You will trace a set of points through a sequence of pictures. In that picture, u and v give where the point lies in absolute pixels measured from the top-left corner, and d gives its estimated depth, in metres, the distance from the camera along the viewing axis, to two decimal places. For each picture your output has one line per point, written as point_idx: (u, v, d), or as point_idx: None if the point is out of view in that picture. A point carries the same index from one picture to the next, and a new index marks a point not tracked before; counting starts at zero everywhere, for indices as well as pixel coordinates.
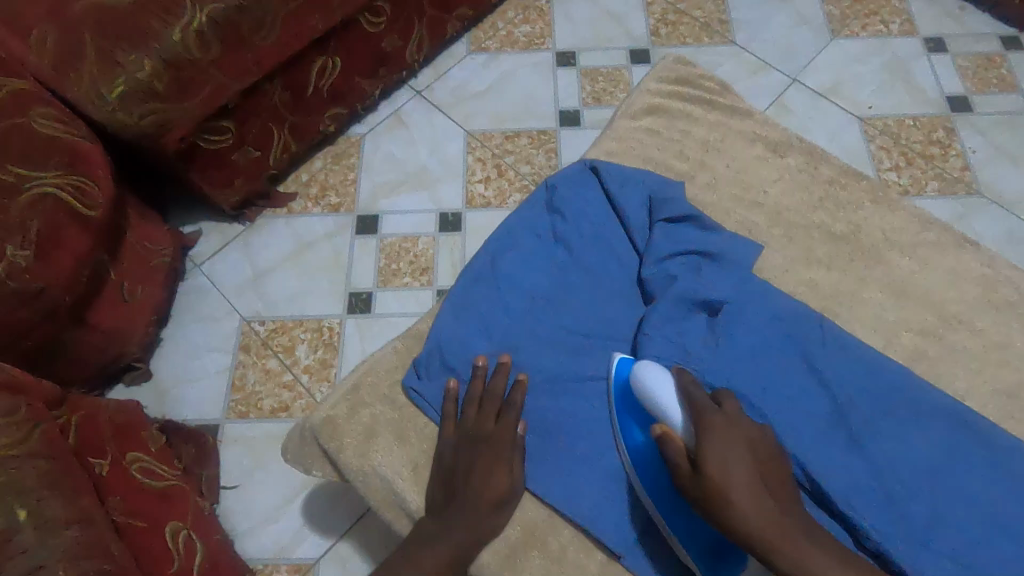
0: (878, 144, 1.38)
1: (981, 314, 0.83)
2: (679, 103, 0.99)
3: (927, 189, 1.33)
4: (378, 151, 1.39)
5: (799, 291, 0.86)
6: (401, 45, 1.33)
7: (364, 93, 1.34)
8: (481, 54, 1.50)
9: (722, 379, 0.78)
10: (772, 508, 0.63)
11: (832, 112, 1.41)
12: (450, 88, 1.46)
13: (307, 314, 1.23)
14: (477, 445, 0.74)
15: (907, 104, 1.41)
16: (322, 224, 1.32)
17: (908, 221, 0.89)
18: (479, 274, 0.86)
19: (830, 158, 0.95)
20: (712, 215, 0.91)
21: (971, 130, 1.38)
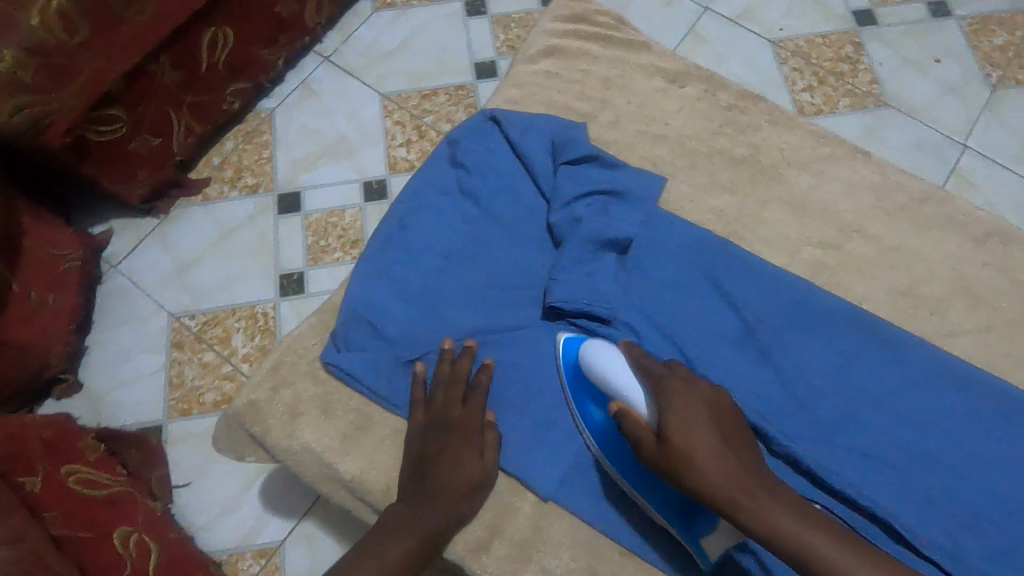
0: (791, 65, 1.44)
1: (875, 220, 0.87)
2: (576, 42, 0.97)
3: (840, 106, 1.40)
4: (292, 124, 1.33)
5: (705, 219, 0.87)
6: (298, 9, 1.25)
7: (267, 64, 1.26)
8: (388, 11, 1.43)
9: (635, 313, 0.80)
10: (736, 470, 0.63)
11: (744, 37, 1.47)
12: (360, 49, 1.39)
13: (238, 301, 1.19)
14: (446, 432, 0.73)
15: (816, 23, 1.46)
16: (242, 207, 1.26)
17: (803, 138, 0.92)
18: (388, 238, 0.85)
19: (729, 83, 0.95)
20: (616, 153, 0.90)
21: (880, 43, 1.44)
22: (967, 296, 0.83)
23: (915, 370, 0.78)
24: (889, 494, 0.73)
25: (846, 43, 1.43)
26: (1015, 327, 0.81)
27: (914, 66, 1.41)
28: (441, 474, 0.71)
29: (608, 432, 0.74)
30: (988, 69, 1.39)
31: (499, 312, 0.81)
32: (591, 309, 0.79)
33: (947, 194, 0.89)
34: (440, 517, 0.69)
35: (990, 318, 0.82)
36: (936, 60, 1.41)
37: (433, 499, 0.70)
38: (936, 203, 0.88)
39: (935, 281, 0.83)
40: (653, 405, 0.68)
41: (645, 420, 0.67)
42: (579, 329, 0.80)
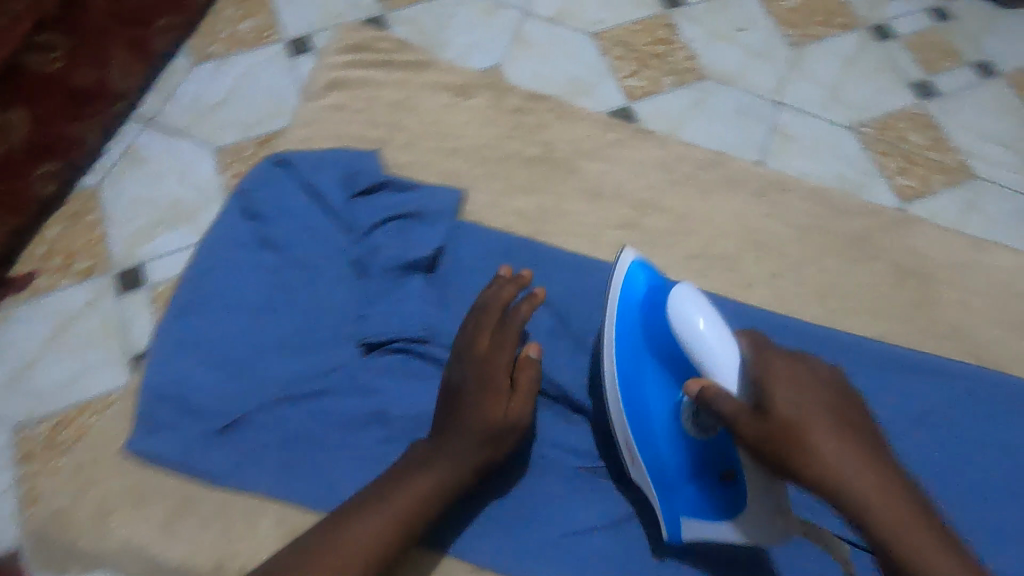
0: (614, 55, 1.60)
1: (665, 193, 0.92)
2: (358, 71, 0.97)
3: (666, 84, 1.57)
4: (118, 196, 1.13)
5: (508, 222, 0.89)
6: (101, 76, 1.09)
7: (81, 142, 1.10)
8: (207, 62, 1.26)
9: (456, 323, 0.80)
10: (877, 483, 0.52)
11: (567, 37, 1.61)
12: (184, 107, 1.21)
13: (88, 396, 0.97)
14: (460, 391, 0.69)
15: (628, 14, 1.66)
16: (78, 292, 1.05)
17: (590, 128, 0.96)
18: (185, 305, 0.81)
19: (515, 87, 0.98)
20: (414, 174, 0.91)
21: (687, 22, 1.66)
22: (755, 248, 0.89)
23: (783, 336, 0.82)
24: None
25: (658, 28, 1.63)
26: (799, 269, 0.88)
27: (722, 37, 1.64)
28: (484, 418, 0.68)
29: (671, 431, 0.63)
30: (788, 31, 1.66)
31: (312, 357, 0.79)
32: (403, 333, 0.78)
33: (727, 156, 0.95)
34: (432, 493, 0.65)
35: (778, 265, 0.88)
36: (738, 31, 1.64)
37: (441, 470, 0.66)
38: (717, 168, 0.94)
39: (726, 240, 0.89)
40: (756, 392, 0.55)
41: (745, 402, 0.55)
42: (397, 356, 0.79)
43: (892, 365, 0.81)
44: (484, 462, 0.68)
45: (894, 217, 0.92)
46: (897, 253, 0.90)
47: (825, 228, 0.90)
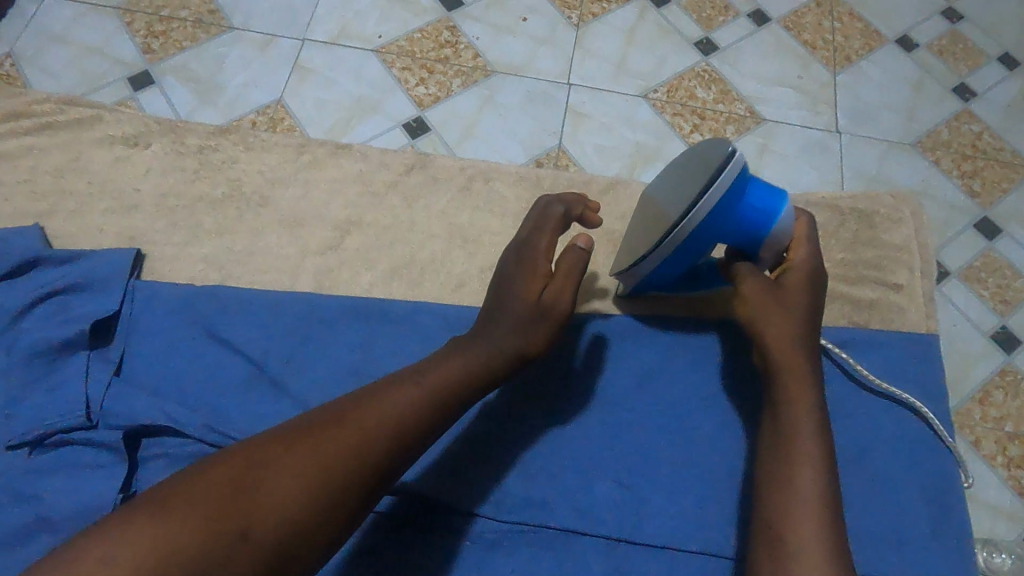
0: (399, 66, 1.50)
1: (366, 208, 0.87)
2: (16, 141, 0.88)
3: (456, 87, 1.49)
4: None
5: (196, 272, 0.82)
6: None
7: None
8: None
9: (124, 400, 0.72)
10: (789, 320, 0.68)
11: (345, 54, 1.50)
12: None
13: None
14: (519, 266, 0.74)
15: (409, 21, 1.56)
16: None
17: (282, 154, 0.90)
18: None
19: (195, 126, 0.91)
20: (84, 242, 0.83)
21: (470, 21, 1.56)
22: (464, 244, 0.86)
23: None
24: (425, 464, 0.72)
25: (442, 30, 1.54)
26: None
27: (507, 30, 1.54)
28: (516, 300, 0.71)
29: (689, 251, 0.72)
30: (568, 12, 1.55)
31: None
32: (63, 423, 0.70)
33: (430, 156, 0.91)
34: (452, 383, 0.64)
35: (490, 257, 0.85)
36: (523, 20, 1.55)
37: (456, 364, 0.65)
38: (421, 169, 0.90)
39: (434, 242, 0.85)
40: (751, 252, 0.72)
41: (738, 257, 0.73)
42: (61, 450, 0.70)
43: (608, 339, 0.81)
44: (508, 360, 0.68)
45: (602, 185, 0.92)
46: (607, 222, 0.90)
47: None
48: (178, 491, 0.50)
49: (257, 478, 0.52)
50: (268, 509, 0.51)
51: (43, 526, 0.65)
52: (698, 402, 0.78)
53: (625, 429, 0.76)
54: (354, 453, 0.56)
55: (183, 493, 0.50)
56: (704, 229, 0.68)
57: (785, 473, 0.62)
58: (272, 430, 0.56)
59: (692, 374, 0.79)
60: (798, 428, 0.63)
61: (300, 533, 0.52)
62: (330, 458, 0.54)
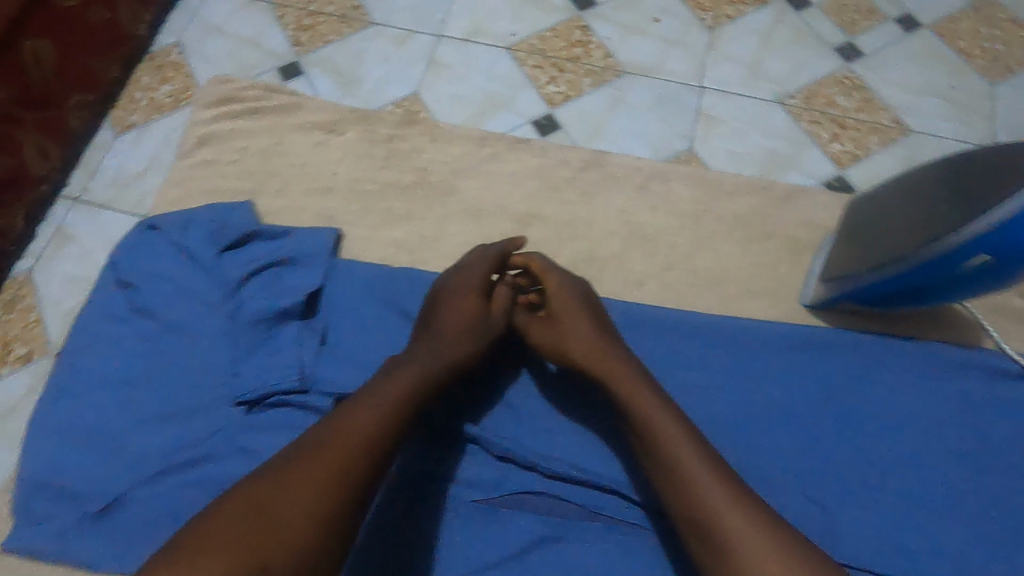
0: (531, 65, 1.45)
1: (546, 202, 0.89)
2: (227, 123, 0.96)
3: (586, 87, 1.42)
4: (53, 277, 1.21)
5: (388, 254, 0.87)
6: (6, 164, 1.15)
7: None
8: (129, 133, 1.33)
9: (334, 369, 0.78)
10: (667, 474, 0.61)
11: (479, 52, 1.46)
12: (107, 181, 1.28)
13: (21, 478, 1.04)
14: (427, 325, 0.73)
15: (542, 20, 1.51)
16: (13, 382, 1.14)
17: (465, 146, 0.93)
18: (64, 385, 0.80)
19: (385, 116, 0.96)
20: (287, 219, 0.90)
21: (601, 21, 1.50)
22: (642, 243, 0.86)
23: (684, 336, 0.80)
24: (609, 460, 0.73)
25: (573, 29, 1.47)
26: (691, 259, 0.85)
27: (637, 30, 1.48)
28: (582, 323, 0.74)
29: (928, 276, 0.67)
30: (701, 13, 1.49)
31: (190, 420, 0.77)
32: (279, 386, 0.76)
33: (606, 154, 0.92)
34: (400, 396, 0.63)
35: (667, 258, 0.85)
36: (654, 20, 1.49)
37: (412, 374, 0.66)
38: (597, 167, 0.91)
39: (612, 240, 0.87)
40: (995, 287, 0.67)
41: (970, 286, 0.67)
42: (278, 412, 0.76)
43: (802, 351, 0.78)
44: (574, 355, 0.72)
45: (784, 191, 0.88)
46: (793, 230, 0.85)
47: (714, 212, 0.87)
48: (274, 483, 0.55)
49: (254, 529, 0.52)
50: (331, 471, 0.56)
51: None
52: (901, 427, 0.73)
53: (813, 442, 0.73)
54: (337, 455, 0.57)
55: (219, 533, 0.51)
56: (970, 248, 0.62)
57: (662, 462, 0.61)
58: (309, 434, 0.59)
59: (859, 383, 0.76)
60: (665, 439, 0.62)
61: (286, 543, 0.52)
62: (326, 478, 0.55)
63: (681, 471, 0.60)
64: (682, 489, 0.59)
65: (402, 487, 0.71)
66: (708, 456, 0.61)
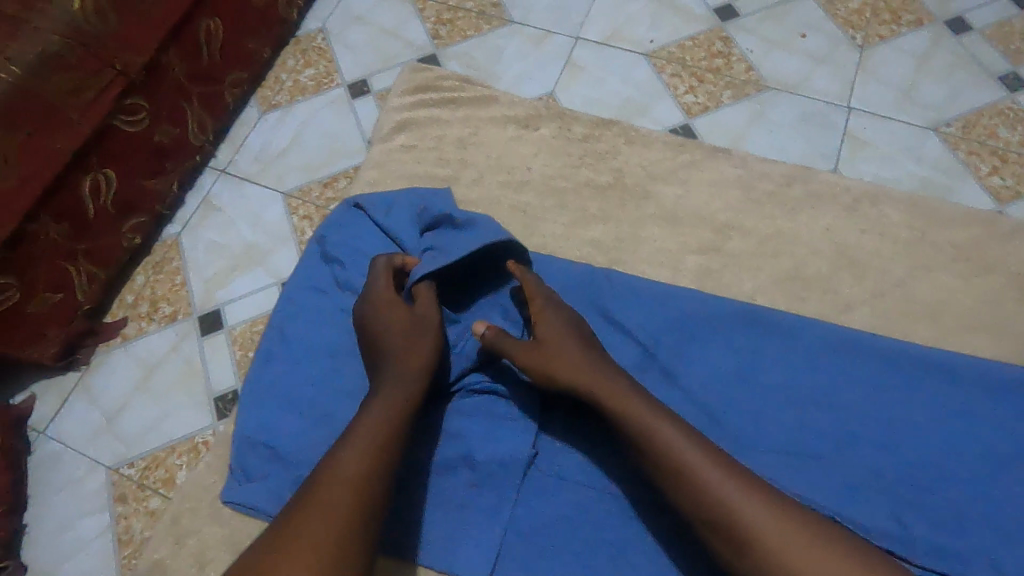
0: (669, 73, 1.36)
1: (747, 214, 0.87)
2: (424, 111, 0.98)
3: (724, 99, 1.33)
4: (199, 245, 1.21)
5: (585, 252, 0.87)
6: (178, 133, 1.15)
7: (161, 194, 1.17)
8: (274, 111, 1.34)
9: None
10: (676, 467, 0.62)
11: (616, 56, 1.38)
12: (252, 156, 1.29)
13: (175, 437, 1.05)
14: (374, 353, 0.74)
15: (681, 27, 1.41)
16: (162, 340, 1.13)
17: (662, 150, 0.92)
18: (272, 349, 0.83)
19: (579, 115, 0.96)
20: (484, 208, 0.91)
21: (743, 33, 1.39)
22: (852, 266, 0.83)
23: (902, 367, 0.76)
24: (820, 485, 0.71)
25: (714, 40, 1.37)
26: (905, 288, 0.81)
27: (782, 45, 1.37)
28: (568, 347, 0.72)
29: None
30: (850, 31, 1.37)
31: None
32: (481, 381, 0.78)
33: (810, 170, 0.89)
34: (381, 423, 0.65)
35: (879, 284, 0.82)
36: (802, 36, 1.37)
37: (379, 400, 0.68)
38: (801, 182, 0.88)
39: (818, 260, 0.83)
40: None
41: None
42: (480, 402, 0.78)
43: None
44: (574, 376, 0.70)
45: (1006, 227, 0.84)
46: (1012, 264, 0.82)
47: (929, 241, 0.84)
48: (297, 509, 0.58)
49: (295, 555, 0.55)
50: (343, 482, 0.60)
51: (464, 464, 0.75)
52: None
53: (927, 462, 0.72)
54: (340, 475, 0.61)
55: None
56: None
57: (672, 475, 0.62)
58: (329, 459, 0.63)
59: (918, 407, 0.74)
60: (668, 446, 0.63)
61: (344, 522, 0.57)
62: (337, 511, 0.58)
63: (683, 465, 0.62)
64: (704, 492, 0.60)
65: (450, 470, 0.75)
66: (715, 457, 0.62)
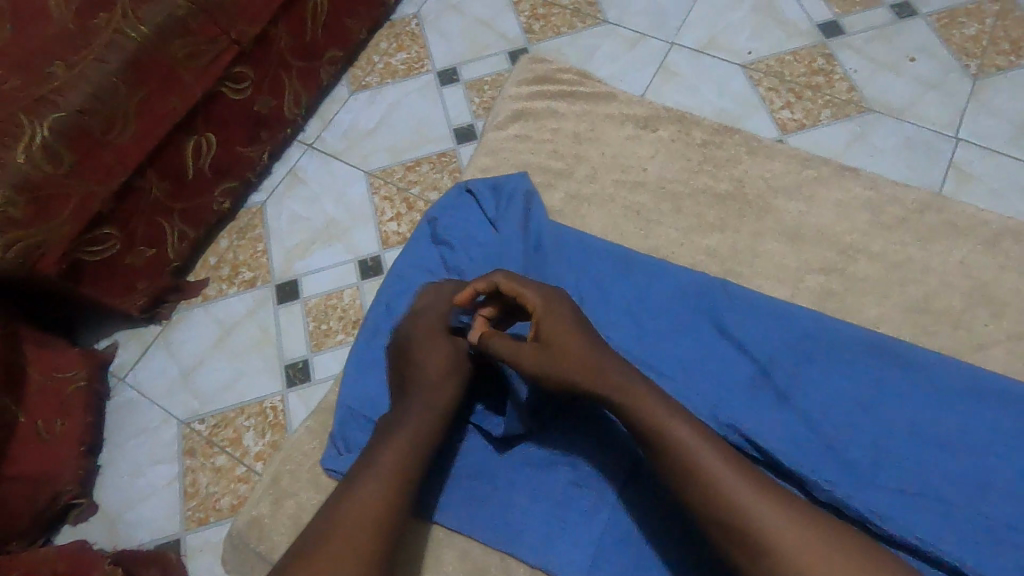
0: (766, 85, 1.32)
1: (876, 237, 0.83)
2: (543, 102, 0.97)
3: (822, 118, 1.28)
4: (281, 215, 1.22)
5: (699, 260, 0.85)
6: (276, 104, 1.16)
7: (253, 162, 1.17)
8: (364, 92, 1.35)
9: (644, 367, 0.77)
10: (714, 486, 0.57)
11: (713, 66, 1.35)
12: (340, 133, 1.30)
13: (246, 398, 1.05)
14: (399, 366, 0.74)
15: (783, 41, 1.36)
16: (241, 303, 1.14)
17: (786, 164, 0.89)
18: (378, 325, 0.83)
19: (701, 120, 0.94)
20: (596, 205, 0.89)
21: (849, 52, 1.33)
22: (988, 303, 0.78)
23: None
24: (946, 533, 0.66)
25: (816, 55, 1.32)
26: None
27: (887, 67, 1.30)
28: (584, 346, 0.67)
29: None
30: (964, 59, 1.28)
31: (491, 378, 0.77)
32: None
33: (946, 199, 0.85)
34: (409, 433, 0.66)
35: (1019, 325, 0.77)
36: (910, 59, 1.30)
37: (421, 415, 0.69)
38: (937, 211, 0.84)
39: (952, 293, 0.79)
40: None
41: None
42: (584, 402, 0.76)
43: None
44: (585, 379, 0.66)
45: None
46: None
47: None
48: (339, 504, 0.59)
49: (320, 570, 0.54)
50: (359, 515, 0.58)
51: (565, 460, 0.74)
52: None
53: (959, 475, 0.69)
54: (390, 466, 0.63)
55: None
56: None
57: (686, 476, 0.58)
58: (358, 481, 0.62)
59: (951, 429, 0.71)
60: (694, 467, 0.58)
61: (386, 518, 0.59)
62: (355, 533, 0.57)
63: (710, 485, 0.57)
64: (718, 505, 0.56)
65: (548, 465, 0.74)
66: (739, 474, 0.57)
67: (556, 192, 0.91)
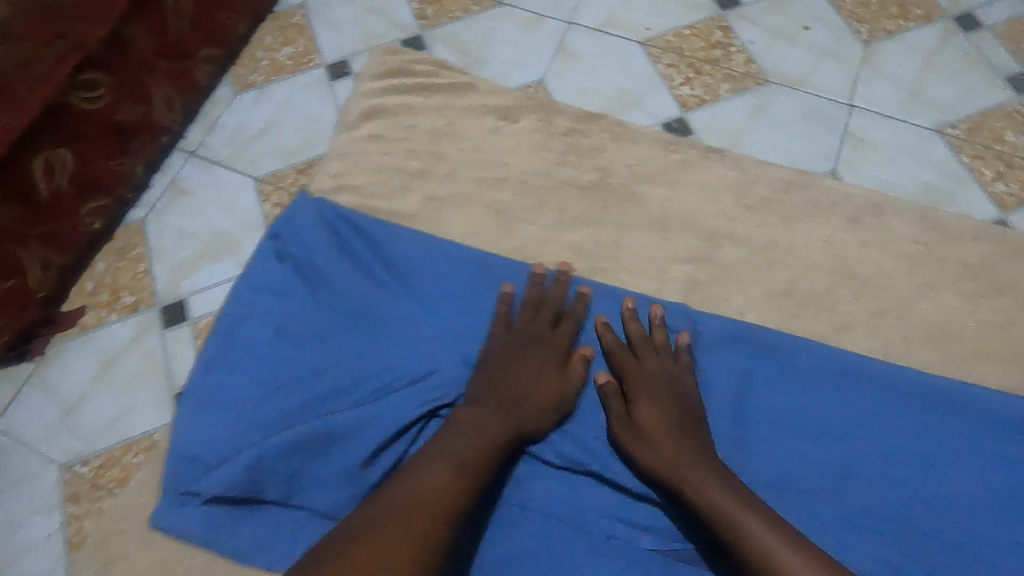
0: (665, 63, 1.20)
1: (741, 222, 0.80)
2: (395, 98, 0.90)
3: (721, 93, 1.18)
4: (166, 231, 0.99)
5: (565, 258, 0.80)
6: (149, 108, 0.94)
7: (129, 175, 0.95)
8: (250, 91, 1.10)
9: None
10: (686, 471, 0.62)
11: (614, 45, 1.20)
12: (226, 137, 1.06)
13: (132, 436, 0.86)
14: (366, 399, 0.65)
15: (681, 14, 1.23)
16: (123, 328, 0.93)
17: (651, 148, 0.85)
18: (214, 358, 0.74)
19: (564, 107, 0.88)
20: (455, 207, 0.83)
21: (748, 23, 1.22)
22: (851, 282, 0.76)
23: (901, 393, 0.69)
24: (811, 529, 0.64)
25: (714, 29, 1.19)
26: (912, 307, 0.75)
27: (786, 37, 1.20)
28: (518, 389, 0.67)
29: None
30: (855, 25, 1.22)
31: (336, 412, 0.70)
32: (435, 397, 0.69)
33: (811, 175, 0.82)
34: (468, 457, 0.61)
35: (881, 302, 0.75)
36: (805, 28, 1.21)
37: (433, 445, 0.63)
38: (801, 189, 0.82)
39: (816, 275, 0.77)
40: None
41: None
42: None
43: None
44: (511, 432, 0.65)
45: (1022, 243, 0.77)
46: None
47: (938, 256, 0.77)
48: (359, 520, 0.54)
49: None
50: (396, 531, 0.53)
51: None
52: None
53: (959, 474, 0.66)
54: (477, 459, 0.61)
55: None
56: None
57: (668, 474, 0.62)
58: (395, 493, 0.57)
59: (943, 428, 0.68)
60: (732, 519, 0.58)
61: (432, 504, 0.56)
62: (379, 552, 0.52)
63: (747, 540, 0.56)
64: (705, 499, 0.60)
65: None
66: (777, 529, 0.57)
67: (413, 194, 0.84)
